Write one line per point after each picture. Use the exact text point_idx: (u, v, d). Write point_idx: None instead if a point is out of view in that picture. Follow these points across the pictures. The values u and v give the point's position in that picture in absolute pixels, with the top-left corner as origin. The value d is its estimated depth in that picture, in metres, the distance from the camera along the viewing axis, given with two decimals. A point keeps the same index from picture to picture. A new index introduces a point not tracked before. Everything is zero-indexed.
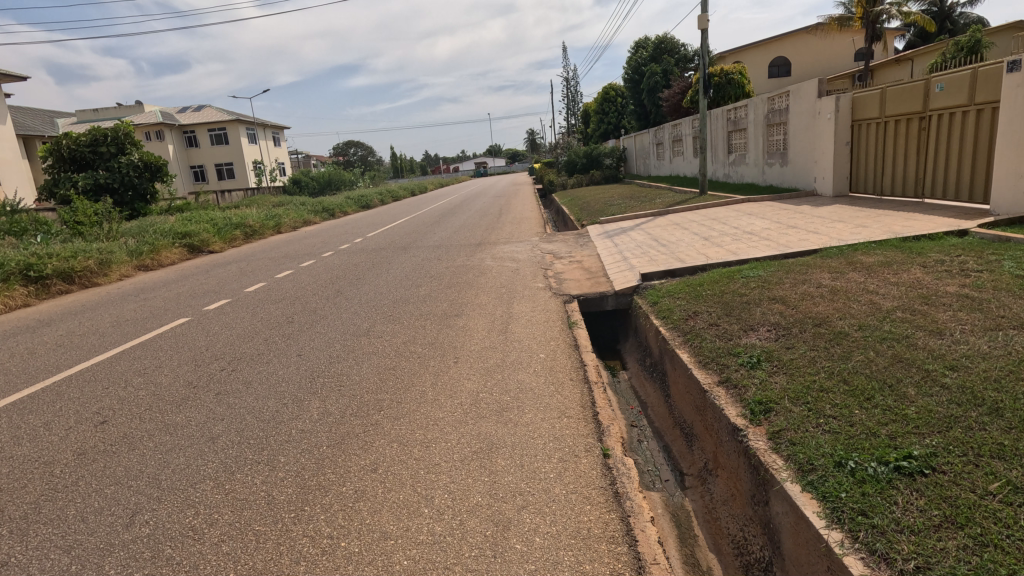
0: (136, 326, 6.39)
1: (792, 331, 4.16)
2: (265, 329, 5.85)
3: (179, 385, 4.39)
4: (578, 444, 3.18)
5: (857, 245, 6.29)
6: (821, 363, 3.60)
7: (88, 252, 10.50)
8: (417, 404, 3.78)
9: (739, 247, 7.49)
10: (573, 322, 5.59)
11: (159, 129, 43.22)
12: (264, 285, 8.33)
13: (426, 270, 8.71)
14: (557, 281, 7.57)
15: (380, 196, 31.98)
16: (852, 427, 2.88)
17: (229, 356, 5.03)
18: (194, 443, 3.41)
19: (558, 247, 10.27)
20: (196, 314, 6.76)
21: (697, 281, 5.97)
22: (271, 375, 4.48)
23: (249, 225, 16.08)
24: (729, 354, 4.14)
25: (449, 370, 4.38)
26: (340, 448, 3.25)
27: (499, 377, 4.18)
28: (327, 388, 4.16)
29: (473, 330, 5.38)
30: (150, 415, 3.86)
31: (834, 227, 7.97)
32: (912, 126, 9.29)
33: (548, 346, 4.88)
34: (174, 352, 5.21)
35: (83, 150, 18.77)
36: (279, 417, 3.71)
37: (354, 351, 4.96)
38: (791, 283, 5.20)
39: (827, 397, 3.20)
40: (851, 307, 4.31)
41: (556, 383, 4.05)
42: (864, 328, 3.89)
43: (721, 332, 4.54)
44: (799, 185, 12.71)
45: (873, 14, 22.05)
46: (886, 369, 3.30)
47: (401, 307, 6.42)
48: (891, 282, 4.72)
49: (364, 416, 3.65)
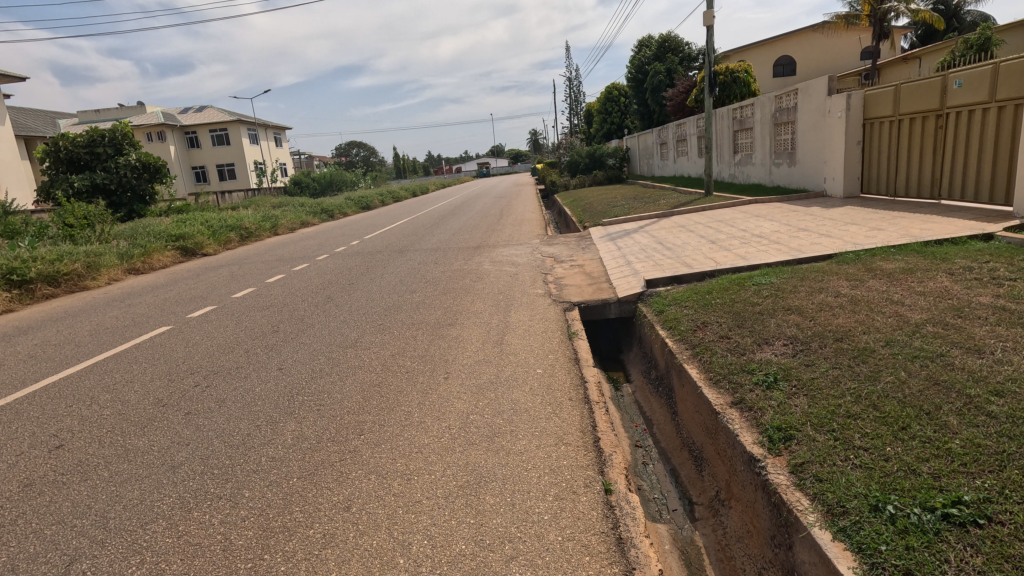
0: (114, 336, 6.07)
1: (810, 346, 3.82)
2: (247, 340, 5.53)
3: (147, 403, 4.06)
4: (577, 478, 2.84)
5: (874, 250, 5.94)
6: (846, 384, 3.25)
7: (75, 255, 10.20)
8: (401, 428, 3.46)
9: (748, 251, 7.14)
10: (573, 333, 5.26)
11: (160, 129, 43.01)
12: (253, 290, 8.02)
13: (421, 274, 8.39)
14: (557, 286, 7.24)
15: (381, 196, 31.67)
16: (887, 462, 2.54)
17: (205, 369, 4.72)
18: (152, 474, 3.08)
19: (559, 250, 9.94)
20: (178, 322, 6.45)
21: (705, 288, 5.62)
22: (246, 393, 4.15)
23: (245, 227, 15.79)
24: (742, 372, 3.79)
25: (439, 387, 4.05)
26: (312, 481, 2.92)
27: (491, 396, 3.85)
28: (304, 408, 3.83)
29: (466, 342, 5.05)
30: (110, 439, 3.54)
31: (847, 230, 7.60)
32: (928, 125, 8.93)
33: (546, 359, 4.54)
34: (148, 365, 4.90)
35: (79, 151, 18.51)
36: (250, 442, 3.38)
37: (338, 365, 4.63)
38: (807, 292, 4.85)
39: (857, 426, 2.86)
40: (875, 320, 3.96)
41: (554, 403, 3.72)
42: (891, 344, 3.54)
43: (733, 346, 4.20)
44: (808, 185, 12.33)
45: (880, 11, 21.59)
46: (921, 394, 2.96)
47: (393, 315, 6.09)
48: (917, 291, 4.37)
49: (342, 441, 3.33)
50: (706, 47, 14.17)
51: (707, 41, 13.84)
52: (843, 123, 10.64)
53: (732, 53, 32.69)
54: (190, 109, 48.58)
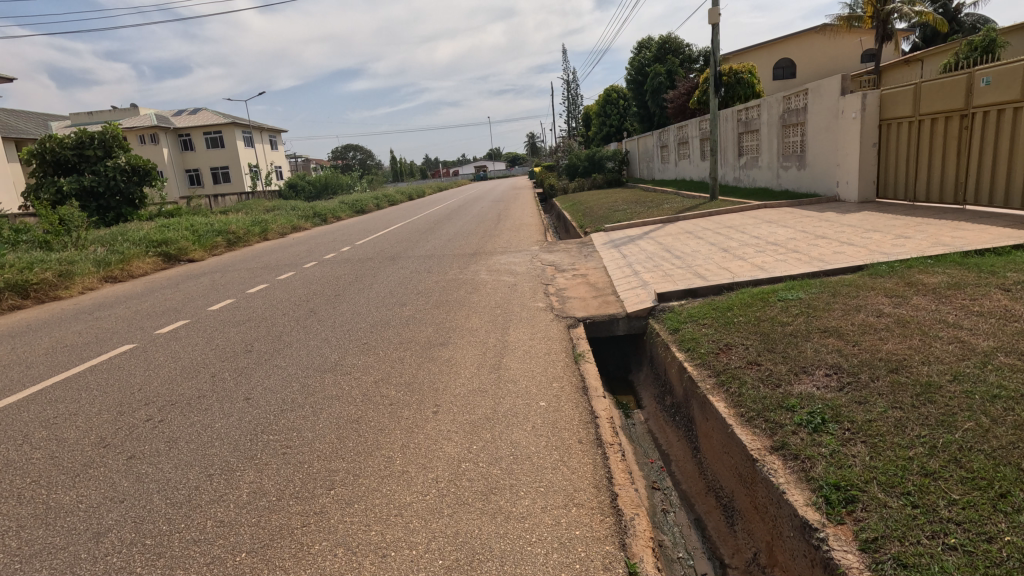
0: (71, 355, 5.48)
1: (859, 378, 3.27)
2: (217, 362, 4.97)
3: (85, 444, 3.49)
4: (592, 557, 2.29)
5: (910, 261, 5.41)
6: (913, 431, 2.70)
7: (47, 263, 9.61)
8: (379, 481, 2.89)
9: (766, 261, 6.60)
10: (580, 354, 4.71)
11: (152, 131, 42.20)
12: (231, 302, 7.44)
13: (413, 285, 7.83)
14: (560, 298, 6.69)
15: (375, 199, 31.02)
16: (992, 545, 2.02)
17: (164, 399, 4.16)
18: (69, 545, 2.51)
19: (560, 258, 9.38)
20: (144, 340, 5.86)
21: (725, 303, 5.08)
22: (204, 431, 3.58)
23: (233, 232, 15.19)
24: (780, 409, 3.24)
25: (426, 425, 3.48)
26: (265, 558, 2.35)
27: (487, 437, 3.28)
28: (269, 452, 3.26)
29: (459, 365, 4.50)
30: (31, 492, 2.97)
31: (870, 238, 7.06)
32: (950, 126, 8.44)
33: (550, 389, 3.97)
34: (99, 394, 4.31)
35: (66, 152, 17.84)
36: (197, 500, 2.81)
37: (312, 396, 4.05)
38: (842, 310, 4.31)
39: (939, 489, 2.32)
40: (933, 347, 3.41)
41: (560, 448, 3.16)
42: (961, 379, 2.99)
43: (766, 375, 3.64)
44: (819, 188, 11.80)
45: (884, 12, 21.11)
46: (1015, 448, 2.42)
47: (379, 333, 5.52)
48: (974, 312, 3.83)
49: (306, 500, 2.76)
50: (712, 46, 13.65)
51: (713, 40, 13.33)
52: (858, 125, 10.12)
53: (732, 55, 32.25)
54: (184, 112, 47.97)
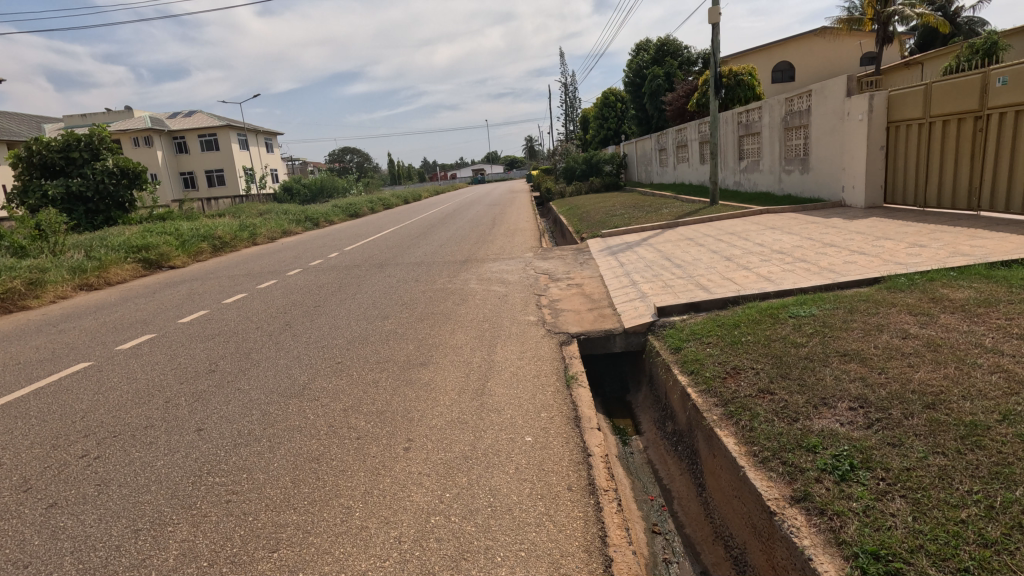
0: (19, 375, 5.04)
1: (889, 415, 2.85)
2: (175, 384, 4.53)
3: (4, 487, 3.05)
4: None
5: (930, 272, 5.00)
6: (964, 485, 2.28)
7: (17, 271, 9.16)
8: (331, 541, 2.45)
9: (771, 271, 6.19)
10: (572, 377, 4.28)
11: (145, 134, 41.75)
12: (204, 314, 7.01)
13: (397, 295, 7.42)
14: (553, 311, 6.28)
15: (369, 203, 30.62)
16: None
17: (107, 430, 3.72)
18: None
19: (554, 266, 8.97)
20: (102, 357, 5.43)
21: (731, 320, 4.66)
22: (143, 471, 3.15)
23: (219, 236, 14.79)
24: (800, 449, 2.80)
25: (394, 466, 3.04)
26: None
27: (462, 483, 2.84)
28: (212, 500, 2.82)
29: (439, 390, 4.07)
30: None
31: (882, 247, 6.65)
32: (964, 128, 8.04)
33: (537, 422, 3.53)
34: (36, 423, 3.86)
35: (53, 156, 17.27)
36: (114, 566, 2.37)
37: (272, 427, 3.61)
38: (862, 331, 3.88)
39: (1005, 566, 1.91)
40: (972, 377, 3.00)
41: (547, 497, 2.73)
42: (1012, 420, 2.59)
43: (781, 406, 3.21)
44: (823, 193, 11.39)
45: (885, 14, 20.57)
46: None
47: (356, 350, 5.10)
48: (1015, 335, 3.40)
49: (243, 566, 2.32)
50: (712, 46, 13.28)
51: (713, 40, 12.97)
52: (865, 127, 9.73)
53: (731, 58, 31.91)
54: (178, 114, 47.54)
